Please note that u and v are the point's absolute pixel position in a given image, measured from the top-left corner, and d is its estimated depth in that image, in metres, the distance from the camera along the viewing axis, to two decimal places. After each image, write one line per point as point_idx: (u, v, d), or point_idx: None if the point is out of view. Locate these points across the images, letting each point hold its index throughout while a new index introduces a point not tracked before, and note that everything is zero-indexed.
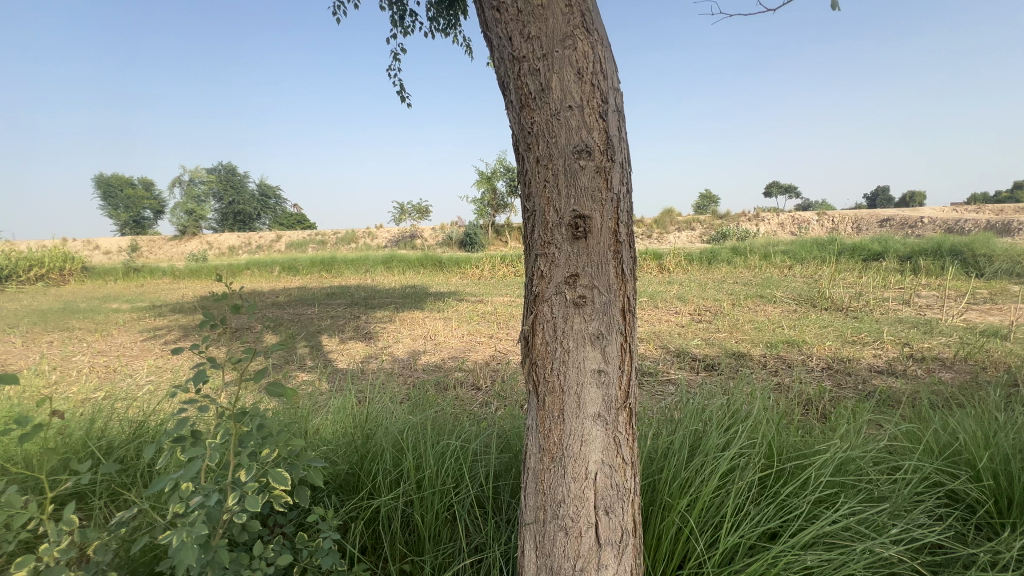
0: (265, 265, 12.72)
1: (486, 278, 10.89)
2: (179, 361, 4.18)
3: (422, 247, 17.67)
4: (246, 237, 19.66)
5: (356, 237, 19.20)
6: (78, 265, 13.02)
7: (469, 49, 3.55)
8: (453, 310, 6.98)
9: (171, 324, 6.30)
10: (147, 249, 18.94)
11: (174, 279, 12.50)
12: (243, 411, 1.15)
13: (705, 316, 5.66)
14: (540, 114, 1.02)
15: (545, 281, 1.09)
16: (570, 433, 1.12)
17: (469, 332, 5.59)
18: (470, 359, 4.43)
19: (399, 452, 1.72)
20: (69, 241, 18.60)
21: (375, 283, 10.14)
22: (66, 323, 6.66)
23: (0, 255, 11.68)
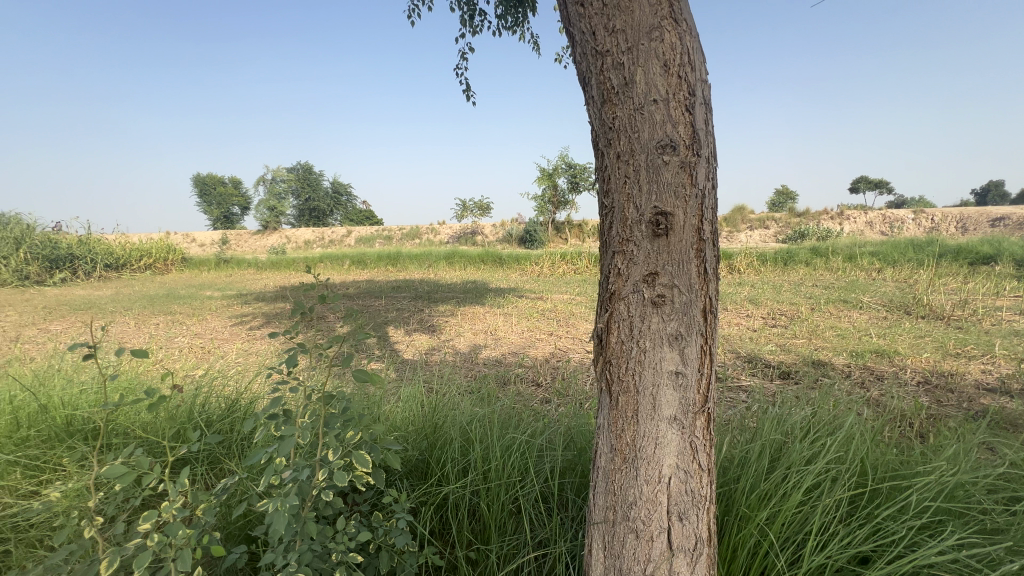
0: (337, 258, 13.52)
1: (546, 275, 10.88)
2: (263, 346, 4.56)
3: (482, 243, 18.00)
4: (320, 232, 20.94)
5: (420, 233, 19.87)
6: (178, 256, 14.52)
7: (535, 45, 3.56)
8: (513, 306, 7.06)
9: (255, 311, 6.86)
10: (235, 242, 20.74)
11: (257, 269, 13.61)
12: (331, 394, 1.24)
13: (780, 321, 5.31)
14: (622, 109, 1.00)
15: (622, 278, 1.07)
16: (644, 434, 1.10)
17: (529, 328, 5.63)
18: (530, 356, 4.45)
19: (466, 442, 1.76)
20: (172, 234, 20.83)
21: (437, 277, 10.48)
22: (170, 308, 7.47)
23: (118, 246, 13.29)
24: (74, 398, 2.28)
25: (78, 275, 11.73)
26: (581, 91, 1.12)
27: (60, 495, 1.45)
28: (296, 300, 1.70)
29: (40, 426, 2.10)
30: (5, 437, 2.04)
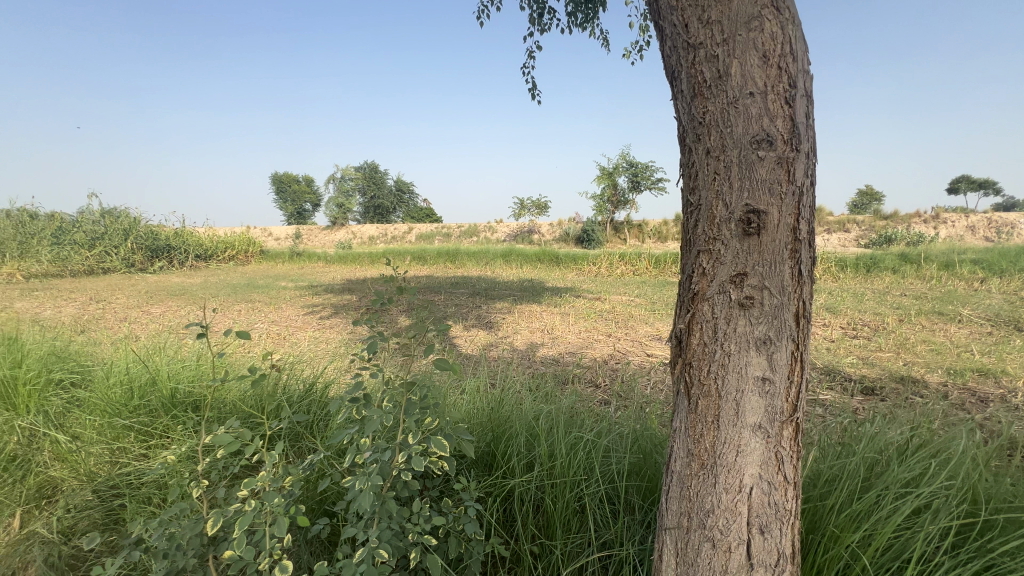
0: (399, 254, 14.07)
1: (603, 275, 10.72)
2: (333, 335, 4.84)
3: (539, 242, 18.02)
4: (384, 228, 21.86)
5: (478, 231, 20.22)
6: (257, 249, 15.70)
7: (605, 41, 3.52)
8: (570, 305, 7.02)
9: (325, 302, 7.29)
10: (307, 236, 22.10)
11: (326, 262, 14.44)
12: (411, 381, 1.29)
13: (862, 331, 4.91)
14: (714, 103, 0.97)
15: (707, 278, 1.03)
16: (724, 441, 1.06)
17: (587, 329, 5.57)
18: (588, 357, 4.40)
19: (531, 437, 1.78)
20: (252, 228, 22.57)
21: (494, 275, 10.62)
22: (250, 296, 8.10)
23: (208, 239, 14.60)
24: (177, 372, 2.51)
25: (173, 264, 13.02)
26: (668, 86, 1.10)
27: (171, 459, 1.63)
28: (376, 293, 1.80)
29: (150, 396, 2.34)
30: (121, 404, 2.30)
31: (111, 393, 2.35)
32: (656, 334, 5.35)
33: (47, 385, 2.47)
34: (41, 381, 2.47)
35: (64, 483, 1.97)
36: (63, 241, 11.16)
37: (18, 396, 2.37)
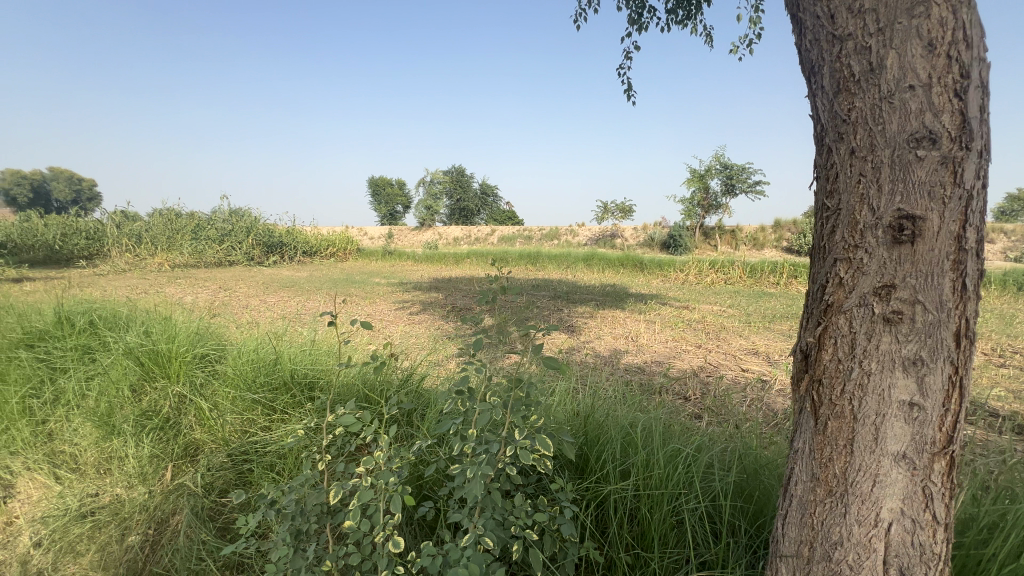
0: (482, 255, 14.48)
1: (691, 283, 10.22)
2: (422, 330, 5.10)
3: (622, 247, 17.59)
4: (468, 230, 22.64)
5: (559, 234, 20.21)
6: (354, 247, 16.98)
7: (708, 38, 3.36)
8: (655, 313, 6.78)
9: (414, 299, 7.69)
10: (397, 236, 23.51)
11: (414, 261, 15.26)
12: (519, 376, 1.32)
13: (1012, 360, 4.18)
14: (864, 98, 0.90)
15: (845, 289, 0.95)
16: (859, 468, 0.96)
17: (674, 338, 5.33)
18: (675, 367, 4.20)
19: (627, 446, 1.74)
20: (351, 228, 24.47)
21: (576, 279, 10.56)
22: (349, 290, 8.79)
23: (313, 237, 16.09)
24: (296, 355, 2.78)
25: (284, 259, 14.52)
26: (807, 82, 1.03)
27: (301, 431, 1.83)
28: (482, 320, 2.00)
29: (272, 375, 2.62)
30: (251, 379, 2.59)
31: (242, 369, 2.65)
32: (752, 348, 4.99)
33: (192, 357, 2.84)
34: (188, 353, 2.83)
35: (206, 445, 2.30)
36: (200, 236, 12.92)
37: (171, 365, 2.75)
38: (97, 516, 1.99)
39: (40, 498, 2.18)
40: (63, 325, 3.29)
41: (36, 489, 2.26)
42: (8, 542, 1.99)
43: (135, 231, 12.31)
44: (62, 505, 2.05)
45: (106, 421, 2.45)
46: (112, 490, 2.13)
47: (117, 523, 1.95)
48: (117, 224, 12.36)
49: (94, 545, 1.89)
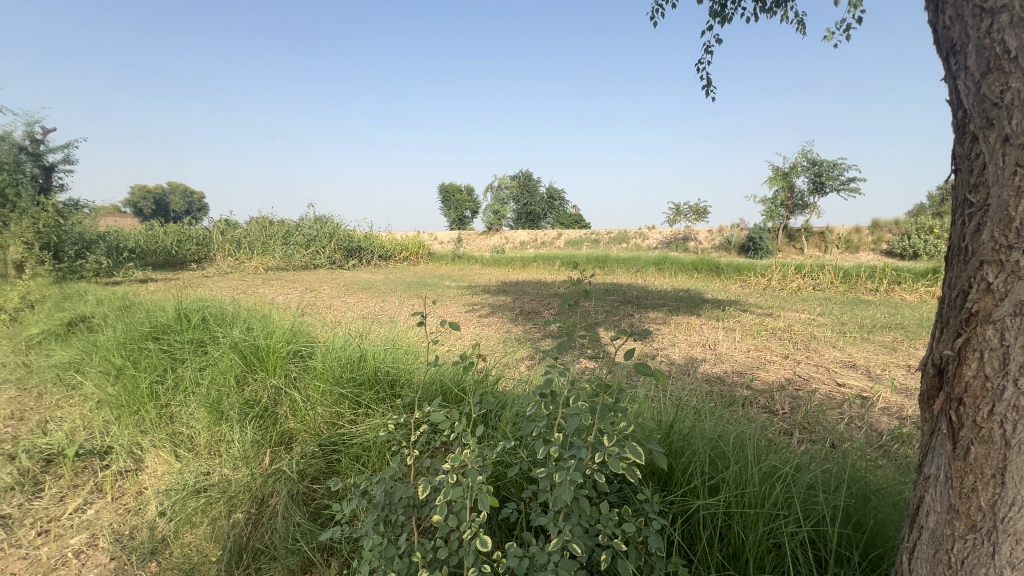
0: (549, 259, 14.48)
1: (774, 289, 9.54)
2: (492, 332, 5.18)
3: (695, 250, 16.81)
4: (535, 235, 22.75)
5: (628, 237, 19.73)
6: (426, 251, 17.68)
7: (801, 25, 3.13)
8: (734, 320, 6.39)
9: (483, 302, 7.83)
10: (465, 240, 24.16)
11: (482, 265, 15.59)
12: (610, 382, 1.29)
13: None
14: (1020, 78, 0.80)
15: (995, 296, 0.84)
16: (1011, 502, 0.83)
17: (756, 348, 4.99)
18: (759, 379, 3.92)
19: (716, 459, 1.65)
20: (422, 233, 25.51)
21: (647, 283, 10.24)
22: (421, 293, 9.15)
23: (389, 241, 16.96)
24: (379, 354, 2.92)
25: (363, 263, 15.42)
26: (948, 62, 0.94)
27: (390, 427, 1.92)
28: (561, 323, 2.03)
29: (358, 371, 2.76)
30: (340, 373, 2.74)
31: (331, 364, 2.81)
32: (848, 361, 4.54)
33: (287, 353, 3.07)
34: (283, 349, 3.07)
35: (300, 435, 2.47)
36: (290, 242, 14.07)
37: (269, 360, 3.00)
38: (209, 493, 2.21)
39: (164, 473, 2.47)
40: (182, 321, 3.70)
41: (160, 464, 2.56)
42: (138, 510, 2.27)
43: (236, 238, 13.66)
44: (181, 481, 2.30)
45: (216, 408, 2.72)
46: (221, 470, 2.36)
47: (226, 500, 2.17)
48: (222, 231, 13.80)
49: (207, 520, 2.11)
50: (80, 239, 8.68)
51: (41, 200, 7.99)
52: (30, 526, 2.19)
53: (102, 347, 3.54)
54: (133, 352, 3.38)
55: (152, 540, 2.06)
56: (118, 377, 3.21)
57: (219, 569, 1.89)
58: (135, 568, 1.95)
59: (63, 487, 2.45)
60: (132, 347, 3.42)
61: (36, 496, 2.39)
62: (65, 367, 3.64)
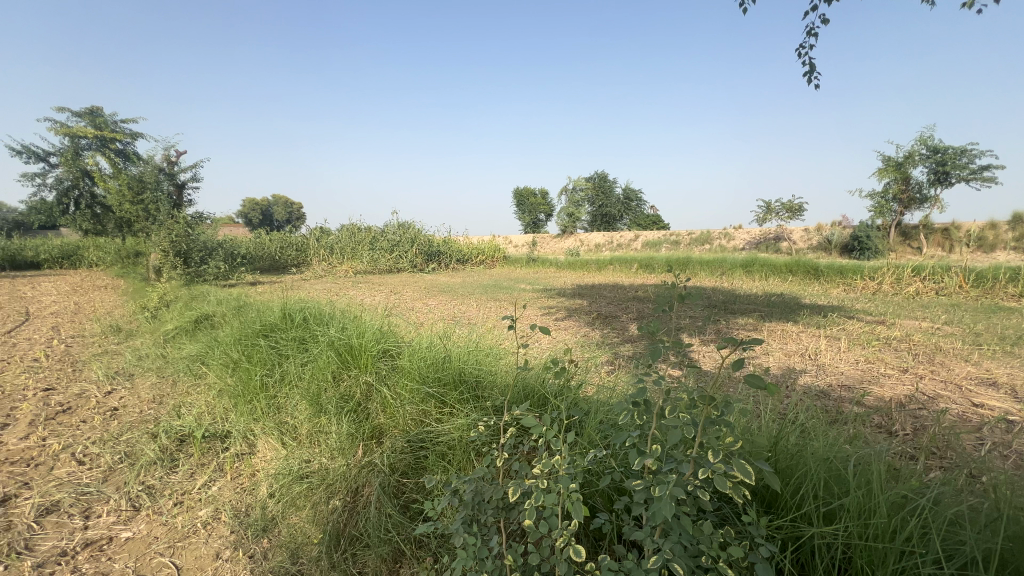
0: (626, 261, 14.08)
1: (885, 293, 8.51)
2: (569, 335, 5.13)
3: (789, 250, 15.47)
4: (610, 236, 22.27)
5: (711, 238, 18.66)
6: (501, 255, 18.01)
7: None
8: (838, 328, 5.78)
9: (559, 305, 7.79)
10: (540, 243, 24.27)
11: (557, 268, 15.56)
12: (716, 395, 1.20)
13: None
14: None
15: None
16: None
17: (867, 359, 4.46)
18: (872, 395, 3.50)
19: (832, 483, 1.49)
20: (498, 238, 26.03)
21: (734, 287, 9.60)
22: (498, 295, 9.34)
23: (466, 245, 17.50)
24: (463, 355, 2.98)
25: (441, 266, 16.04)
26: None
27: (479, 429, 1.94)
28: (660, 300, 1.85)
29: (442, 371, 2.82)
30: (426, 372, 2.82)
31: (417, 363, 2.90)
32: (987, 378, 3.91)
33: (376, 351, 3.24)
34: (373, 347, 3.25)
35: (390, 430, 2.60)
36: (376, 246, 15.00)
37: (361, 358, 3.19)
38: (311, 479, 2.39)
39: (272, 457, 2.72)
40: (287, 320, 4.07)
41: (269, 449, 2.83)
42: (252, 490, 2.52)
43: (329, 243, 14.82)
44: (286, 466, 2.51)
45: (316, 401, 2.94)
46: (320, 459, 2.55)
47: (325, 487, 2.33)
48: (317, 238, 15.05)
49: (309, 504, 2.29)
50: (204, 247, 9.91)
51: (175, 213, 9.24)
52: (168, 497, 2.50)
53: (222, 342, 3.99)
54: (247, 346, 3.77)
55: (263, 518, 2.27)
56: (236, 369, 3.60)
57: (320, 551, 2.03)
58: (249, 542, 2.16)
59: (193, 464, 2.79)
60: (246, 342, 3.81)
61: (173, 471, 2.73)
62: (193, 359, 4.16)
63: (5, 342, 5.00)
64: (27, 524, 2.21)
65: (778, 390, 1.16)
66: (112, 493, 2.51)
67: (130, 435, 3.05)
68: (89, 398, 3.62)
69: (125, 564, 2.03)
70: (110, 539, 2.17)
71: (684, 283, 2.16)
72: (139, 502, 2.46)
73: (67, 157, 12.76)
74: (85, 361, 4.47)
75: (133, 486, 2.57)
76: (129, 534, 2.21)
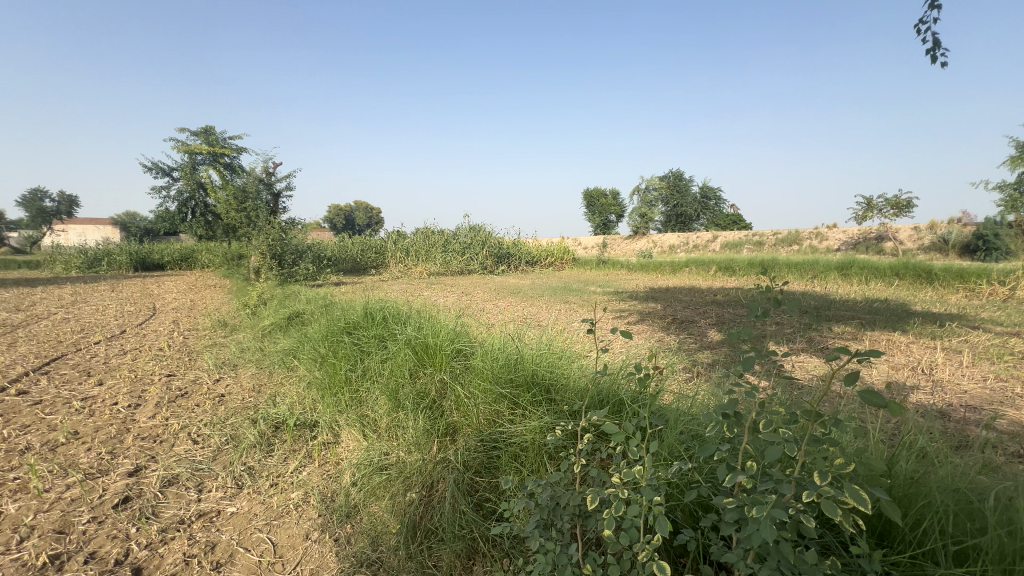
0: (703, 263, 13.37)
1: (1021, 300, 7.32)
2: (642, 340, 4.95)
3: (895, 251, 13.84)
4: (686, 237, 21.29)
5: (801, 238, 17.20)
6: (570, 257, 17.87)
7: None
8: (959, 339, 5.05)
9: (632, 308, 7.57)
10: (611, 245, 23.76)
11: (628, 270, 15.14)
12: (824, 412, 1.08)
13: None
14: None
15: None
16: None
17: (998, 377, 3.85)
18: (1006, 418, 3.01)
19: (963, 518, 1.29)
20: (568, 240, 25.87)
21: (828, 291, 8.76)
22: (568, 298, 9.26)
23: (536, 248, 17.57)
24: (535, 357, 2.97)
25: (511, 268, 16.23)
26: None
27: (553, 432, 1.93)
28: (751, 302, 1.70)
29: (515, 372, 2.82)
30: (498, 373, 2.84)
31: (490, 364, 2.92)
32: None
33: (450, 351, 3.33)
34: (447, 347, 3.33)
35: (463, 428, 2.66)
36: (449, 249, 15.48)
37: (436, 357, 3.29)
38: (389, 471, 2.50)
39: (355, 448, 2.89)
40: (368, 318, 4.31)
41: (352, 440, 3.00)
42: (336, 477, 2.68)
43: (406, 246, 15.53)
44: (367, 457, 2.64)
45: (395, 397, 3.08)
46: (397, 452, 2.66)
47: (402, 479, 2.42)
48: (394, 241, 15.84)
49: (388, 495, 2.39)
50: (295, 250, 10.79)
51: (272, 219, 10.16)
52: (265, 478, 2.73)
53: (312, 338, 4.31)
54: (334, 342, 4.04)
55: (347, 505, 2.41)
56: (323, 363, 3.87)
57: (399, 541, 2.12)
58: (335, 526, 2.29)
59: (286, 450, 3.03)
60: (333, 338, 4.09)
61: (269, 455, 2.98)
62: (287, 353, 4.53)
63: (138, 333, 5.76)
64: (153, 493, 2.52)
65: (899, 409, 1.03)
66: (221, 470, 2.80)
67: (234, 420, 3.38)
68: (202, 385, 4.06)
69: (231, 536, 2.24)
70: (218, 512, 2.41)
71: (777, 286, 1.96)
72: (242, 480, 2.71)
73: (186, 171, 14.51)
74: (199, 352, 5.03)
75: (236, 466, 2.83)
76: (234, 509, 2.45)
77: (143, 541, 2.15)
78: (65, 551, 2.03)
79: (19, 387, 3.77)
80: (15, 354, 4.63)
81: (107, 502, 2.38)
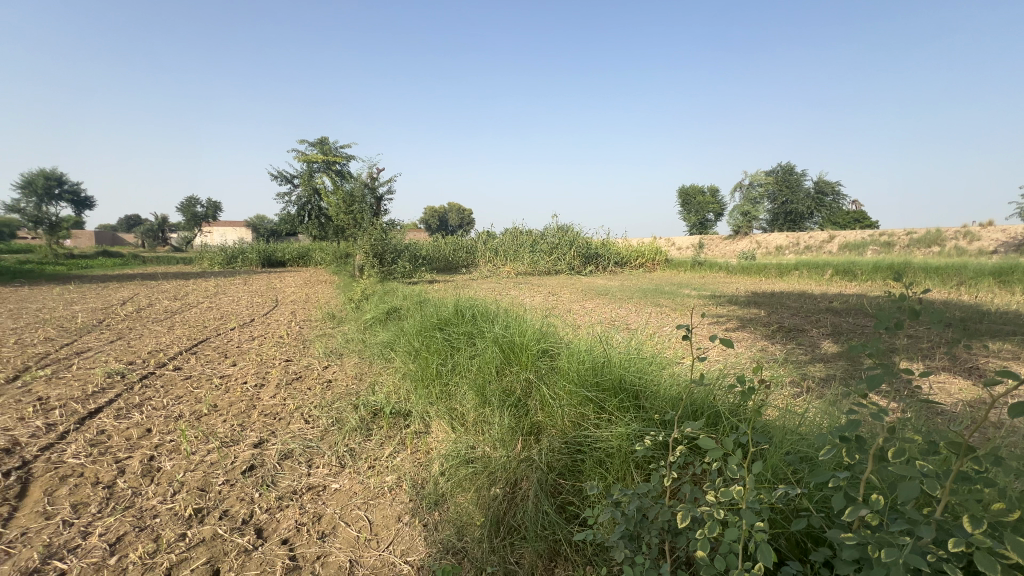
0: (816, 266, 12.05)
1: None
2: (741, 348, 4.59)
3: None
4: (796, 236, 19.33)
5: (943, 238, 14.78)
6: (663, 257, 17.09)
7: None
8: None
9: (730, 313, 7.04)
10: (707, 246, 22.31)
11: (727, 272, 14.11)
12: (977, 446, 0.91)
13: None
14: None
15: None
16: None
17: None
18: None
19: None
20: (660, 240, 24.74)
21: (980, 301, 7.42)
22: (659, 300, 8.87)
23: (625, 248, 17.06)
24: (623, 360, 2.87)
25: (599, 268, 15.93)
26: None
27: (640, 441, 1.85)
28: (879, 312, 1.48)
29: (601, 375, 2.75)
30: (584, 376, 2.78)
31: (577, 366, 2.87)
32: None
33: (536, 351, 3.33)
34: (533, 347, 3.35)
35: (548, 429, 2.65)
36: (537, 248, 15.61)
37: (522, 355, 3.31)
38: (475, 464, 2.56)
39: (444, 439, 3.02)
40: (458, 316, 4.48)
41: (441, 431, 3.14)
42: (426, 466, 2.82)
43: (495, 246, 15.92)
44: (455, 449, 2.74)
45: (482, 392, 3.15)
46: (483, 447, 2.73)
47: (486, 474, 2.47)
48: (484, 241, 16.33)
49: (473, 487, 2.45)
50: (394, 249, 11.56)
51: (375, 221, 10.97)
52: (364, 460, 2.95)
53: (407, 333, 4.59)
54: (426, 337, 4.26)
55: (436, 493, 2.52)
56: (416, 356, 4.10)
57: (482, 534, 2.16)
58: (424, 512, 2.41)
59: (383, 435, 3.25)
60: (426, 333, 4.31)
61: (368, 438, 3.22)
62: (385, 345, 4.86)
63: (264, 322, 6.55)
64: (273, 464, 2.84)
65: None
66: (327, 449, 3.08)
67: (339, 404, 3.71)
68: (313, 371, 4.50)
69: (334, 509, 2.46)
70: (324, 487, 2.66)
71: (915, 293, 1.69)
72: (344, 460, 2.96)
73: (304, 179, 16.16)
74: (311, 341, 5.59)
75: (340, 447, 3.10)
76: (337, 486, 2.68)
77: (264, 505, 2.43)
78: (205, 506, 2.37)
79: (174, 363, 4.48)
80: (172, 336, 5.51)
81: (237, 468, 2.74)
